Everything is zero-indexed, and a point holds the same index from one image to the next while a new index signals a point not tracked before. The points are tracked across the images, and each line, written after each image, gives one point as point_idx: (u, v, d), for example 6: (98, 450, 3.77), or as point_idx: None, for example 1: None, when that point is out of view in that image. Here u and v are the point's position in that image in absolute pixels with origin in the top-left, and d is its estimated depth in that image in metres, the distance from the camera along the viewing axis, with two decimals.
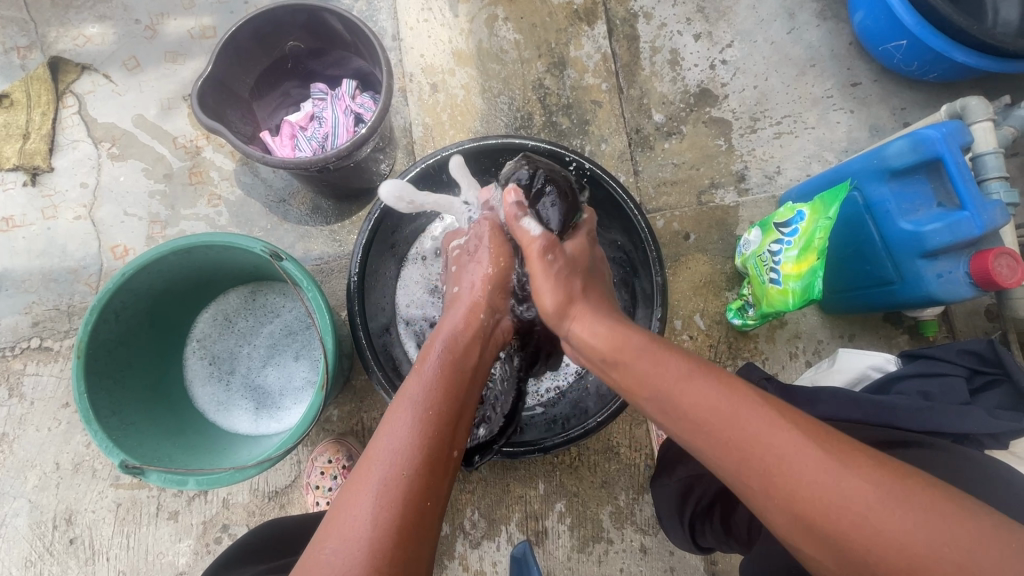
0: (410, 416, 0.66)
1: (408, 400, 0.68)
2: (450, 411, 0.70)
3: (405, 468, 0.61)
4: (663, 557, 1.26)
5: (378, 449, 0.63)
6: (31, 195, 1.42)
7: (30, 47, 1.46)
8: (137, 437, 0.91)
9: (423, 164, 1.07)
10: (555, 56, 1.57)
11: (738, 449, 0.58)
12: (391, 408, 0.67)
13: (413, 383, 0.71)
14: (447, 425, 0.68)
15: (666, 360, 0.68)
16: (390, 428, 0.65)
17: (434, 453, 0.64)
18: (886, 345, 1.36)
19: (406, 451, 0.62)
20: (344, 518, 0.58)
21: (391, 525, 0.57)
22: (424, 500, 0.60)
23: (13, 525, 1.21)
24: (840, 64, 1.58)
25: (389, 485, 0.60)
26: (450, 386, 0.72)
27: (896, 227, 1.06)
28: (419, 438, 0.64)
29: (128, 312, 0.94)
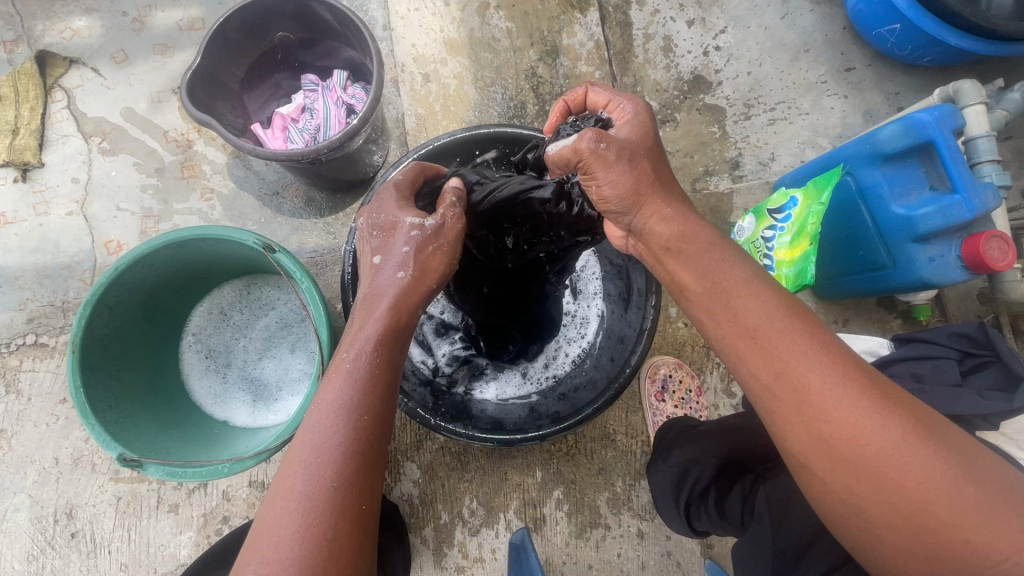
0: (332, 424, 0.62)
1: (331, 405, 0.63)
2: (380, 409, 0.65)
3: (331, 480, 0.59)
4: (660, 541, 1.28)
5: (301, 459, 0.60)
6: (22, 191, 1.41)
7: (16, 41, 1.44)
8: (134, 431, 0.91)
9: (416, 155, 1.07)
10: (548, 44, 1.56)
11: (789, 385, 0.59)
12: (310, 413, 0.63)
13: (331, 382, 0.65)
14: (377, 424, 0.64)
15: (736, 290, 0.65)
16: (311, 436, 0.62)
17: (363, 455, 0.62)
18: (880, 330, 1.37)
19: (331, 460, 0.60)
20: (268, 536, 0.57)
21: (318, 536, 0.56)
22: (360, 503, 0.60)
23: (15, 520, 1.21)
24: (834, 49, 1.58)
25: (312, 501, 0.58)
26: (376, 381, 0.66)
27: (888, 212, 1.06)
28: (343, 445, 0.61)
29: (123, 307, 0.94)
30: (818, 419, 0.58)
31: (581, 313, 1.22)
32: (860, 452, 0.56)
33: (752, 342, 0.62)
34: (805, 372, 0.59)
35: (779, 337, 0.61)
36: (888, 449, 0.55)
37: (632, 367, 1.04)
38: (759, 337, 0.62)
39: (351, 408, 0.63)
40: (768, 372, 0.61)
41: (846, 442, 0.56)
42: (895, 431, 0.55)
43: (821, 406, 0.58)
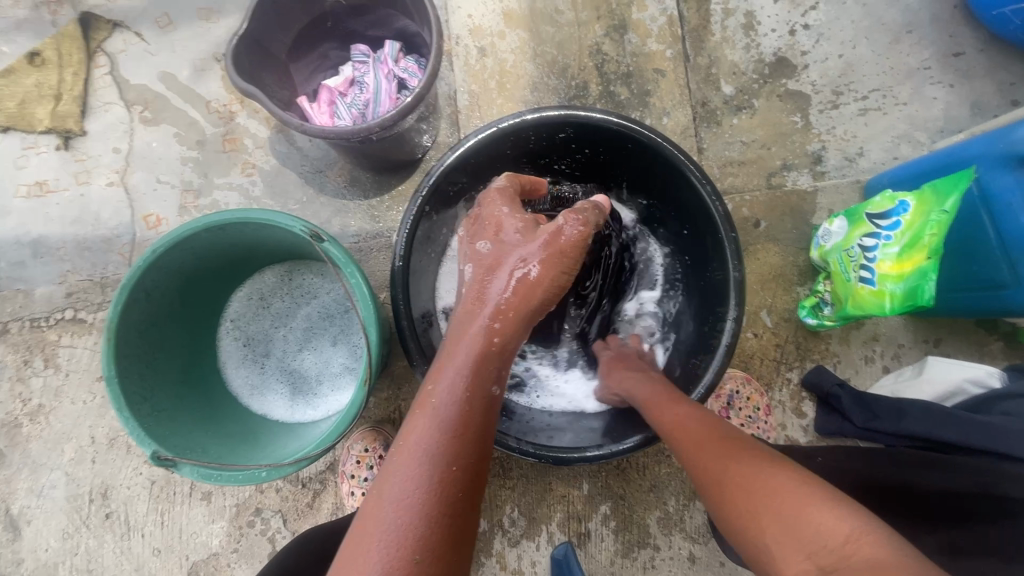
0: (422, 474, 0.57)
1: (419, 450, 0.59)
2: (473, 460, 0.60)
3: (416, 547, 0.54)
4: (713, 568, 1.18)
5: (383, 511, 0.56)
6: (64, 159, 1.37)
7: (60, 2, 1.39)
8: (169, 425, 0.85)
9: (479, 137, 0.96)
10: (615, 19, 1.42)
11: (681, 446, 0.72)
12: (396, 456, 0.59)
13: (419, 420, 0.61)
14: (468, 480, 0.59)
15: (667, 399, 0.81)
16: (395, 483, 0.57)
17: (454, 516, 0.57)
18: (977, 354, 1.22)
19: (415, 520, 0.55)
20: None
21: None
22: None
23: (51, 497, 1.20)
24: (942, 30, 1.39)
25: (395, 561, 0.53)
26: (466, 427, 0.61)
27: (1019, 224, 0.91)
28: (430, 499, 0.56)
29: (160, 292, 0.88)
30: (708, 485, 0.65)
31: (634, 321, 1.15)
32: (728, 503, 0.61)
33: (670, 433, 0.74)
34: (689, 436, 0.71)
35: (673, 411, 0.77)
36: (732, 474, 0.63)
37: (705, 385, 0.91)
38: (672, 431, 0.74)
39: (449, 464, 0.58)
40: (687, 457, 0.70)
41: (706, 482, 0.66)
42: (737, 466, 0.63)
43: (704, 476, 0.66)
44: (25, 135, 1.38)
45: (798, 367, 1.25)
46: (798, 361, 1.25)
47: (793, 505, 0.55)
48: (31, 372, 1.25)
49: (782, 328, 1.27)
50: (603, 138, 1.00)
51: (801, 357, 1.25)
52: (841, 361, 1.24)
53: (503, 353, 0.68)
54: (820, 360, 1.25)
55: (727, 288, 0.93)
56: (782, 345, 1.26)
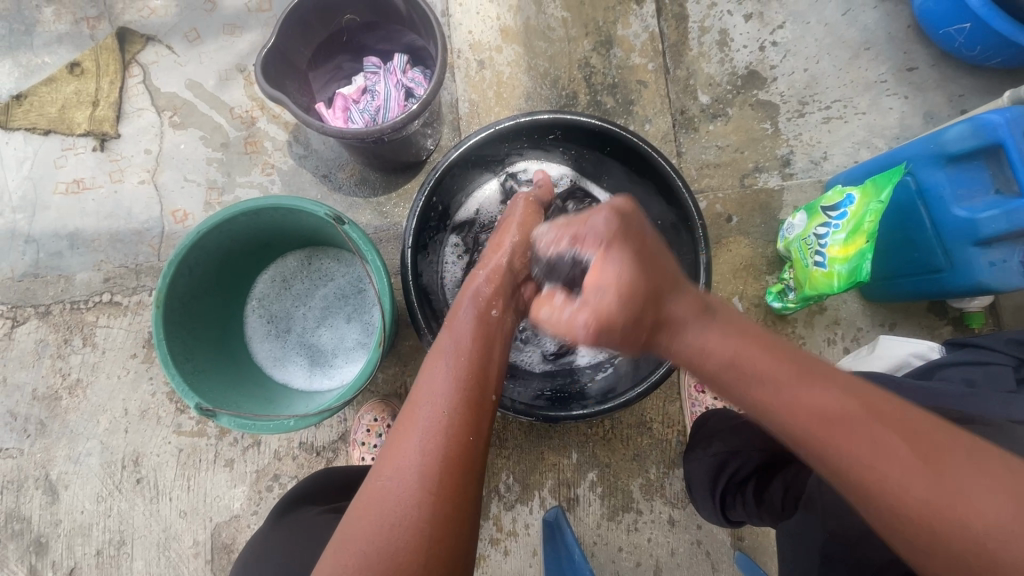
0: (447, 361, 0.70)
1: (445, 346, 0.72)
2: (485, 354, 0.72)
3: (449, 406, 0.65)
4: (691, 530, 1.30)
5: (421, 390, 0.67)
6: (100, 159, 1.51)
7: (99, 18, 1.53)
8: (207, 383, 0.98)
9: (481, 135, 1.09)
10: (602, 35, 1.57)
11: (801, 414, 0.55)
12: (430, 356, 0.71)
13: (447, 333, 0.74)
14: (485, 368, 0.71)
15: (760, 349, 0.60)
16: (431, 372, 0.69)
17: (479, 393, 0.68)
18: (928, 335, 1.35)
19: (448, 390, 0.66)
20: (396, 448, 0.63)
21: (441, 456, 0.61)
22: (470, 435, 0.64)
23: (86, 463, 1.31)
24: (897, 47, 1.55)
25: (435, 419, 0.64)
26: (481, 334, 0.75)
27: (949, 214, 1.04)
28: (457, 379, 0.68)
29: (200, 268, 1.01)
30: (840, 476, 0.54)
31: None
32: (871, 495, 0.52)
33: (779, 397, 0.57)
34: (812, 404, 0.55)
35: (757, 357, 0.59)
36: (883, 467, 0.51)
37: None
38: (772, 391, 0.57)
39: (465, 351, 0.71)
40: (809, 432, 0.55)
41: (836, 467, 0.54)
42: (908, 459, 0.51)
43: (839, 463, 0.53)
44: (64, 137, 1.51)
45: None
46: None
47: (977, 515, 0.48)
48: (70, 350, 1.37)
49: (752, 313, 1.41)
50: (585, 136, 1.14)
51: None
52: (806, 343, 1.37)
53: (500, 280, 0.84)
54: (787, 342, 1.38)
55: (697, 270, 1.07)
56: None
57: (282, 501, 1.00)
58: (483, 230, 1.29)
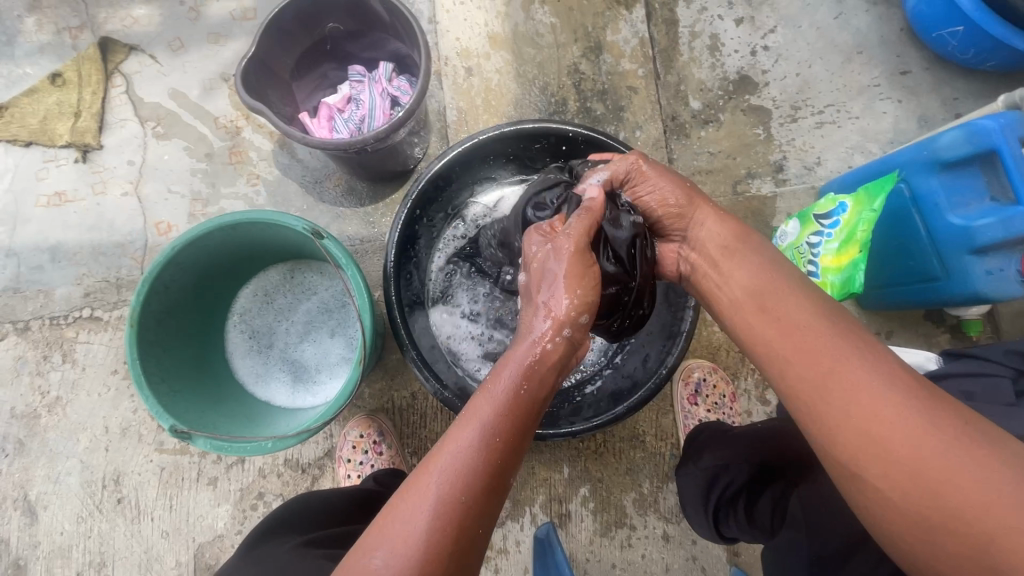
0: (476, 437, 0.64)
1: (478, 421, 0.65)
2: (517, 442, 0.66)
3: (463, 494, 0.61)
4: (686, 545, 1.27)
5: (439, 463, 0.62)
6: (82, 171, 1.48)
7: (81, 27, 1.51)
8: (184, 403, 0.95)
9: (485, 136, 1.08)
10: (591, 41, 1.55)
11: (808, 353, 0.63)
12: (458, 423, 0.65)
13: (483, 399, 0.67)
14: (512, 451, 0.66)
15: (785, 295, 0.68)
16: (456, 442, 0.64)
17: (497, 476, 0.63)
18: (926, 344, 1.32)
19: (466, 476, 0.62)
20: (394, 528, 0.59)
21: (441, 548, 0.58)
22: (479, 526, 0.61)
23: (66, 483, 1.28)
24: (890, 51, 1.53)
25: (445, 506, 0.60)
26: (519, 413, 0.67)
27: (944, 222, 1.02)
28: (480, 465, 0.62)
29: (177, 285, 0.98)
30: (826, 393, 0.60)
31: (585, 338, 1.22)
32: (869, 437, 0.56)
33: (803, 335, 0.64)
34: (831, 346, 0.62)
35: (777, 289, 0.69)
36: (872, 396, 0.56)
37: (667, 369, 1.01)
38: (799, 324, 0.65)
39: (497, 435, 0.65)
40: (799, 353, 0.63)
41: (827, 384, 0.60)
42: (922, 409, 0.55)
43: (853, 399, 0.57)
44: (46, 149, 1.49)
45: None
46: None
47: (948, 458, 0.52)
48: (50, 367, 1.34)
49: None
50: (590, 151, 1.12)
51: None
52: None
53: (557, 355, 0.73)
54: None
55: None
56: None
57: (255, 533, 0.96)
58: (482, 228, 1.25)
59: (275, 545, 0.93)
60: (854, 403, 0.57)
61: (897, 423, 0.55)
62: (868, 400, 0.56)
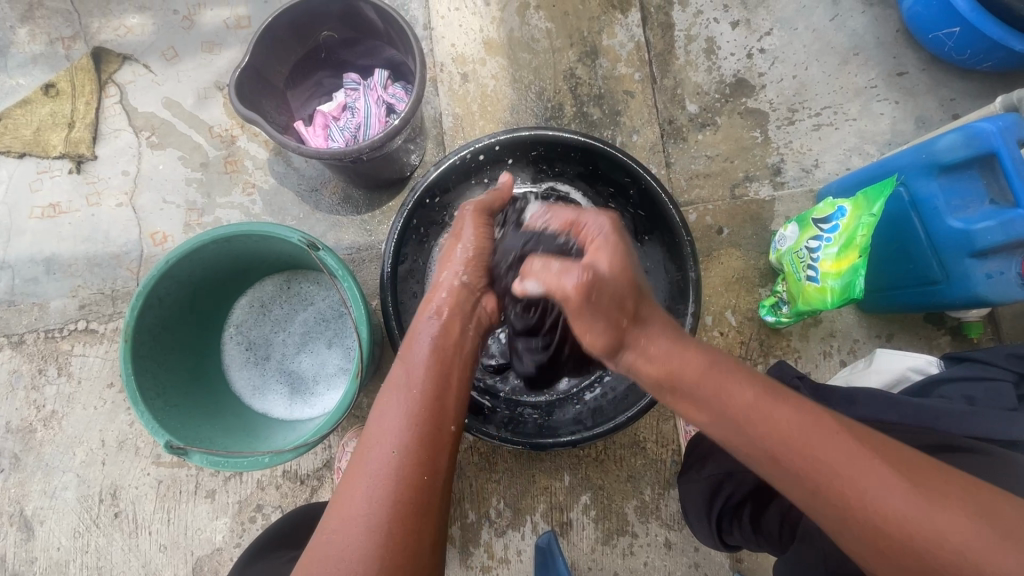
0: (395, 400, 0.71)
1: (395, 386, 0.73)
2: (439, 393, 0.73)
3: (393, 450, 0.66)
4: (688, 553, 1.26)
5: (370, 432, 0.69)
6: (76, 182, 1.47)
7: (74, 37, 1.50)
8: (179, 418, 0.94)
9: (498, 140, 1.07)
10: (587, 46, 1.54)
11: (757, 437, 0.62)
12: (383, 391, 0.72)
13: (401, 366, 0.76)
14: (437, 404, 0.72)
15: (710, 364, 0.67)
16: (380, 411, 0.70)
17: (426, 429, 0.69)
18: (926, 346, 1.32)
19: (394, 433, 0.68)
20: (345, 500, 0.64)
21: (386, 502, 0.63)
22: (423, 474, 0.66)
23: (63, 497, 1.27)
24: (886, 52, 1.52)
25: (382, 468, 0.65)
26: (438, 368, 0.76)
27: (944, 225, 1.01)
28: (409, 418, 0.69)
29: (171, 298, 0.97)
30: (801, 469, 0.60)
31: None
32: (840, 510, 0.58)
33: (745, 423, 0.63)
34: (771, 422, 0.62)
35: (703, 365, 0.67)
36: (836, 460, 0.58)
37: None
38: (733, 413, 0.64)
39: (413, 389, 0.72)
40: (760, 436, 0.62)
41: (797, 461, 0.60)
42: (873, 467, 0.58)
43: (811, 469, 0.59)
44: (39, 160, 1.48)
45: (761, 362, 1.36)
46: (761, 357, 1.36)
47: (921, 511, 0.55)
48: (45, 380, 1.33)
49: (746, 327, 1.38)
50: (598, 161, 1.11)
51: (765, 353, 1.36)
52: (801, 356, 1.34)
53: (456, 304, 0.85)
54: (782, 355, 1.36)
55: (686, 288, 1.05)
56: (746, 342, 1.38)
57: (253, 547, 0.96)
58: None
59: (273, 559, 0.94)
60: (831, 475, 0.58)
61: (867, 479, 0.57)
62: (837, 469, 0.58)
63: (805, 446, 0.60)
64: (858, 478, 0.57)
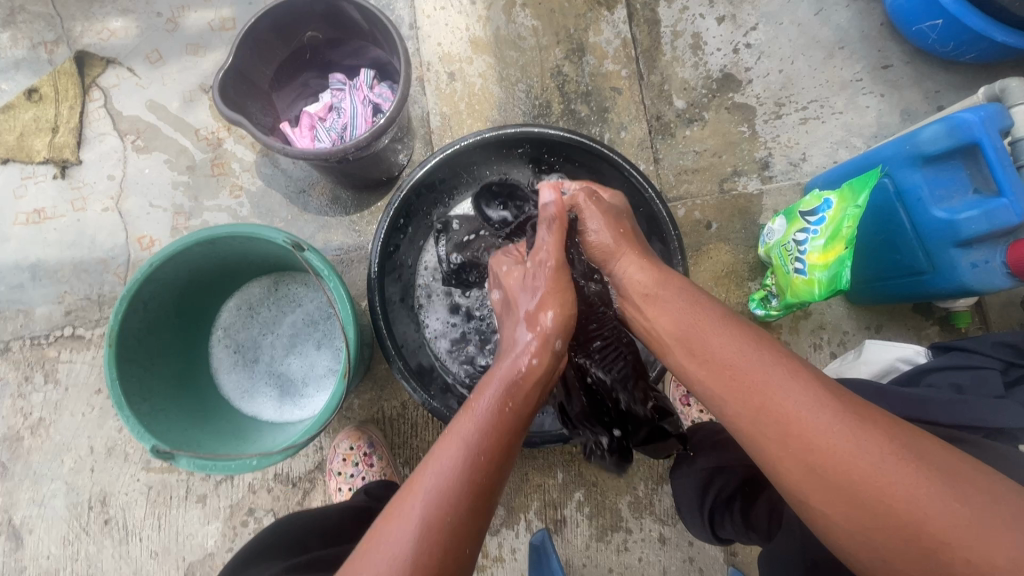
0: (457, 457, 0.65)
1: (459, 439, 0.66)
2: (501, 456, 0.67)
3: (448, 511, 0.61)
4: (682, 547, 1.26)
5: (423, 485, 0.63)
6: (61, 187, 1.46)
7: (57, 41, 1.49)
8: (166, 422, 0.93)
9: (494, 135, 1.07)
10: (574, 43, 1.54)
11: (774, 427, 0.62)
12: (441, 442, 0.66)
13: (465, 420, 0.69)
14: (496, 467, 0.66)
15: (700, 318, 0.73)
16: (437, 464, 0.64)
17: (481, 494, 0.63)
18: (915, 337, 1.33)
19: (449, 495, 0.62)
20: (380, 549, 0.59)
21: (429, 566, 0.58)
22: (466, 545, 0.61)
23: (51, 506, 1.26)
24: (871, 46, 1.53)
25: (429, 525, 0.60)
26: (500, 434, 0.68)
27: (929, 216, 1.02)
28: (466, 478, 0.63)
29: (157, 302, 0.96)
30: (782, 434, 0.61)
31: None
32: (850, 494, 0.56)
33: (759, 407, 0.63)
34: (789, 406, 0.61)
35: (697, 326, 0.73)
36: (816, 423, 0.59)
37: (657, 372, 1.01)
38: (724, 368, 0.68)
39: (480, 453, 0.65)
40: (741, 396, 0.65)
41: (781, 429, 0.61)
42: (883, 448, 0.56)
43: (826, 452, 0.58)
44: (23, 165, 1.46)
45: None
46: None
47: (894, 478, 0.55)
48: (32, 388, 1.31)
49: None
50: (590, 161, 1.12)
51: None
52: (791, 349, 1.35)
53: (538, 378, 0.75)
54: None
55: None
56: None
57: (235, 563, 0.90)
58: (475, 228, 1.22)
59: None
60: (807, 433, 0.59)
61: (841, 441, 0.57)
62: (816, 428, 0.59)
63: (823, 430, 0.58)
64: (847, 450, 0.57)
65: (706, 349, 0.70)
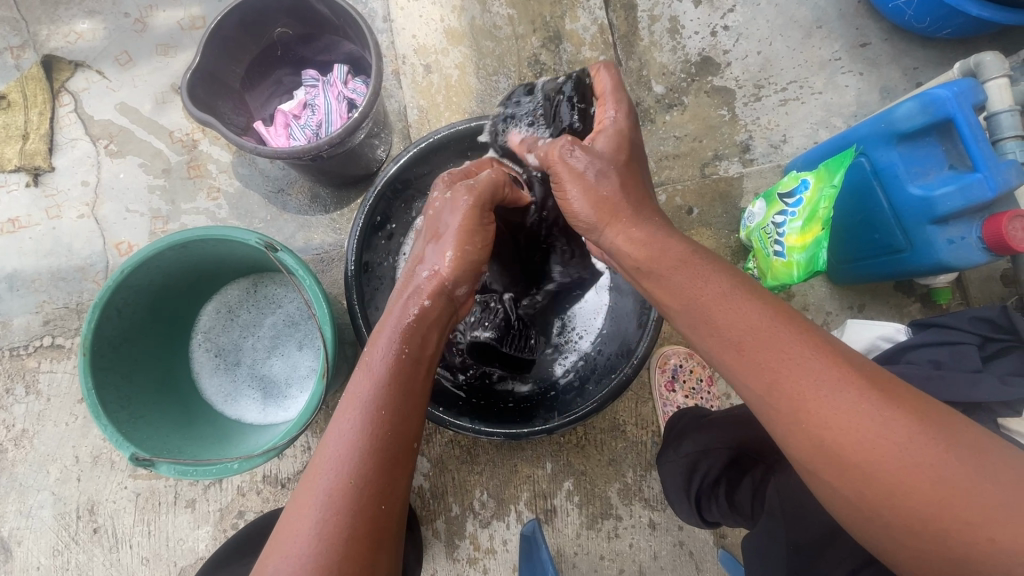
0: (358, 419, 0.62)
1: (356, 399, 0.64)
2: (405, 408, 0.65)
3: (352, 478, 0.59)
4: (672, 531, 1.27)
5: (325, 455, 0.61)
6: (35, 195, 1.44)
7: (23, 46, 1.46)
8: (145, 429, 0.93)
9: (465, 126, 1.07)
10: (550, 30, 1.52)
11: (785, 393, 0.56)
12: (341, 408, 0.63)
13: (362, 378, 0.66)
14: (401, 421, 0.64)
15: (702, 278, 0.64)
16: (339, 431, 0.62)
17: (388, 453, 0.61)
18: (898, 314, 1.33)
19: (353, 459, 0.60)
20: (289, 531, 0.57)
21: (341, 536, 0.56)
22: (379, 505, 0.59)
23: (39, 517, 1.25)
24: (849, 24, 1.52)
25: (334, 497, 0.57)
26: (404, 381, 0.67)
27: (905, 193, 1.02)
28: (367, 442, 0.61)
29: (131, 308, 0.95)
30: (800, 402, 0.56)
31: (578, 331, 1.20)
32: (871, 478, 0.53)
33: (776, 387, 0.57)
34: (811, 387, 0.55)
35: (694, 276, 0.65)
36: (836, 390, 0.54)
37: (639, 358, 1.02)
38: (728, 333, 0.60)
39: (378, 408, 0.63)
40: (749, 349, 0.59)
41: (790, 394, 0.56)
42: (910, 426, 0.52)
43: (848, 436, 0.53)
44: None
45: None
46: None
47: (907, 440, 0.52)
48: (13, 400, 1.30)
49: None
50: None
51: None
52: None
53: (436, 312, 0.75)
54: None
55: None
56: None
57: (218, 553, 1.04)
58: None
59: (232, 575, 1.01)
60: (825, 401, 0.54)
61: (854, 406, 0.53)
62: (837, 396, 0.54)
63: (848, 411, 0.53)
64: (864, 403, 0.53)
65: (707, 314, 0.62)
